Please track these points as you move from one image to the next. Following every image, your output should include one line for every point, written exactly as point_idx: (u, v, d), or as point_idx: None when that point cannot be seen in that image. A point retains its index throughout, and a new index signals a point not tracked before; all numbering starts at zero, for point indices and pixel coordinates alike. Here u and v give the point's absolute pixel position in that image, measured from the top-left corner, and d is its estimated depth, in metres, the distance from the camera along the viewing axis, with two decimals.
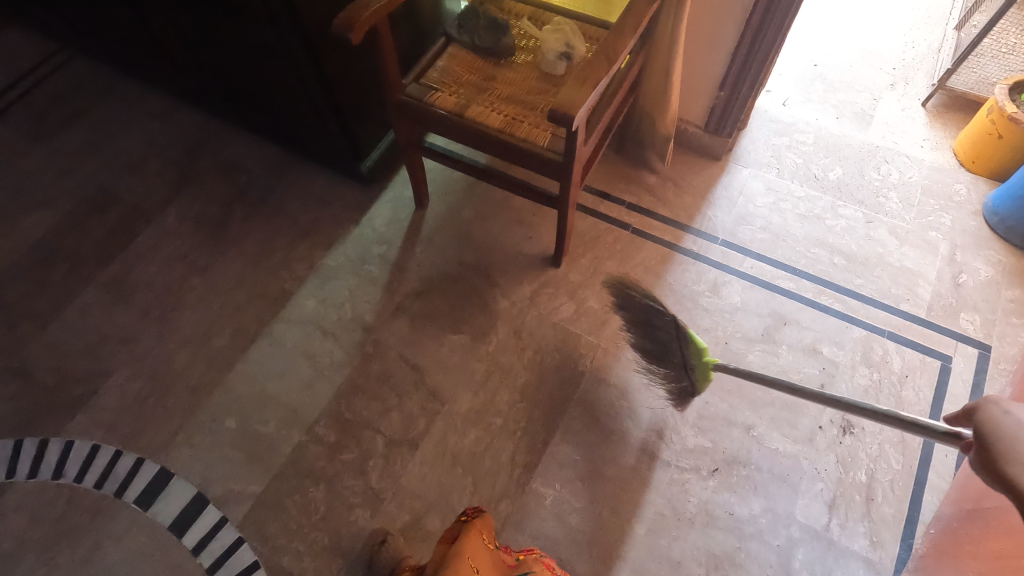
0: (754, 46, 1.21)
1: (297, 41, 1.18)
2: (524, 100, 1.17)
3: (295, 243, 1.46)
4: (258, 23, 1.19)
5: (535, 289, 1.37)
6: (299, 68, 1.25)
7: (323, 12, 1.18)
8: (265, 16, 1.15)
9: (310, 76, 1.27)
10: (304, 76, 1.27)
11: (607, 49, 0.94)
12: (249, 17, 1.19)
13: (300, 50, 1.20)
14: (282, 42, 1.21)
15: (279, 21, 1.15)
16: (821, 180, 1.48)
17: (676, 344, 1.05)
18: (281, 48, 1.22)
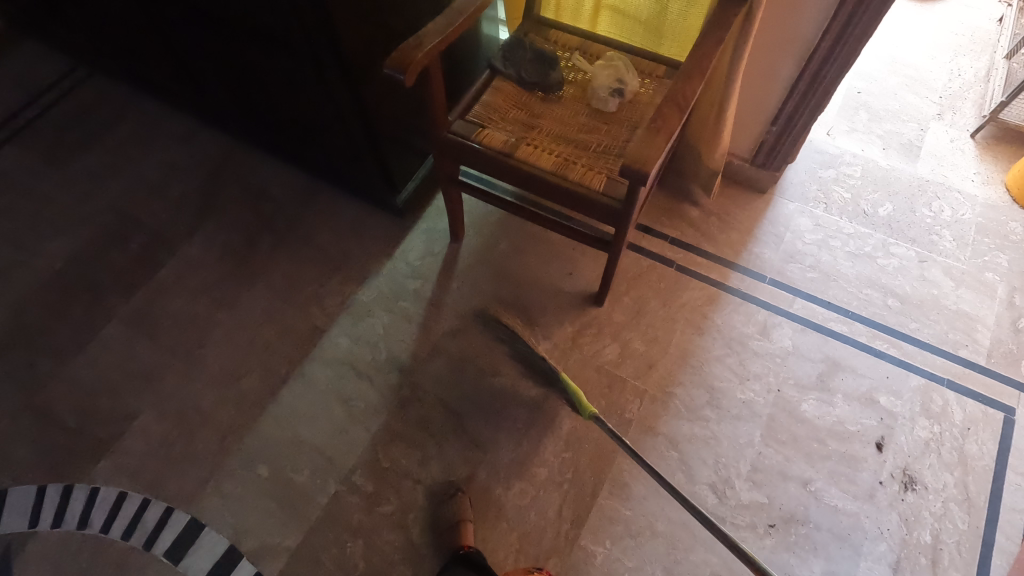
0: (814, 83, 1.15)
1: (339, 73, 1.12)
2: (576, 138, 1.12)
3: (325, 276, 1.40)
4: (298, 53, 1.13)
5: (577, 330, 1.32)
6: (338, 100, 1.20)
7: (366, 42, 1.12)
8: (306, 47, 1.10)
9: (348, 107, 1.21)
10: (342, 106, 1.22)
11: (677, 96, 0.88)
12: (287, 48, 1.14)
13: (340, 81, 1.15)
14: (321, 73, 1.15)
15: (321, 52, 1.09)
16: (871, 216, 1.43)
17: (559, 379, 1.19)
18: (321, 79, 1.16)
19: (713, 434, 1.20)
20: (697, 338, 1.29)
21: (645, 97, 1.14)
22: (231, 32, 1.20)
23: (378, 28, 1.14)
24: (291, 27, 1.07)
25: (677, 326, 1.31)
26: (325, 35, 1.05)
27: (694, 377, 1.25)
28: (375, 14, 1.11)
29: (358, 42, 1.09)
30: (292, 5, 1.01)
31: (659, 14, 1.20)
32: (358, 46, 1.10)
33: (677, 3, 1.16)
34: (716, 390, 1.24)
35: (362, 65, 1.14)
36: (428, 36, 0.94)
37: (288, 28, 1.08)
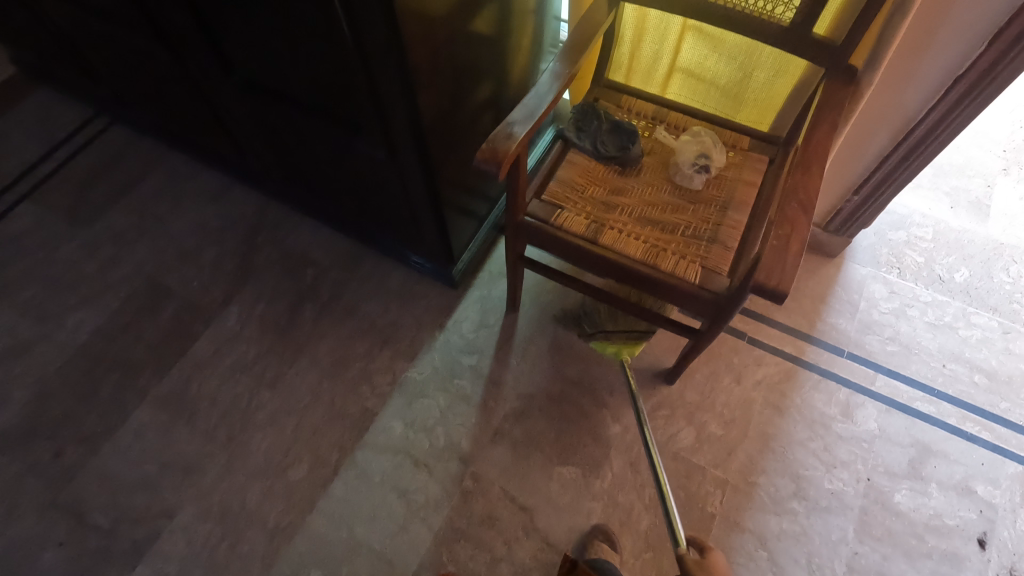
0: (910, 158, 1.09)
1: (412, 151, 1.04)
2: (662, 219, 1.04)
3: (374, 350, 1.32)
4: (365, 129, 1.05)
5: (649, 412, 1.23)
6: (403, 175, 1.12)
7: (437, 117, 1.05)
8: (376, 125, 1.02)
9: (413, 184, 1.13)
10: (406, 182, 1.14)
11: (798, 194, 0.81)
12: (353, 124, 1.06)
13: (410, 158, 1.06)
14: (387, 151, 1.08)
15: (393, 131, 1.01)
16: (947, 282, 1.37)
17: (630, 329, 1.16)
18: (387, 155, 1.09)
19: (804, 529, 1.12)
20: (778, 421, 1.21)
21: (731, 173, 1.07)
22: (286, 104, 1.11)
23: (448, 99, 1.06)
24: (362, 106, 1.00)
25: (756, 405, 1.23)
26: (401, 114, 0.97)
27: (778, 465, 1.17)
28: (446, 86, 1.04)
29: (431, 117, 1.02)
30: (370, 84, 0.93)
31: (740, 83, 1.13)
32: (432, 120, 1.02)
33: (763, 71, 1.09)
34: (803, 480, 1.16)
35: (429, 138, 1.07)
36: (518, 124, 0.87)
37: (358, 105, 1.00)
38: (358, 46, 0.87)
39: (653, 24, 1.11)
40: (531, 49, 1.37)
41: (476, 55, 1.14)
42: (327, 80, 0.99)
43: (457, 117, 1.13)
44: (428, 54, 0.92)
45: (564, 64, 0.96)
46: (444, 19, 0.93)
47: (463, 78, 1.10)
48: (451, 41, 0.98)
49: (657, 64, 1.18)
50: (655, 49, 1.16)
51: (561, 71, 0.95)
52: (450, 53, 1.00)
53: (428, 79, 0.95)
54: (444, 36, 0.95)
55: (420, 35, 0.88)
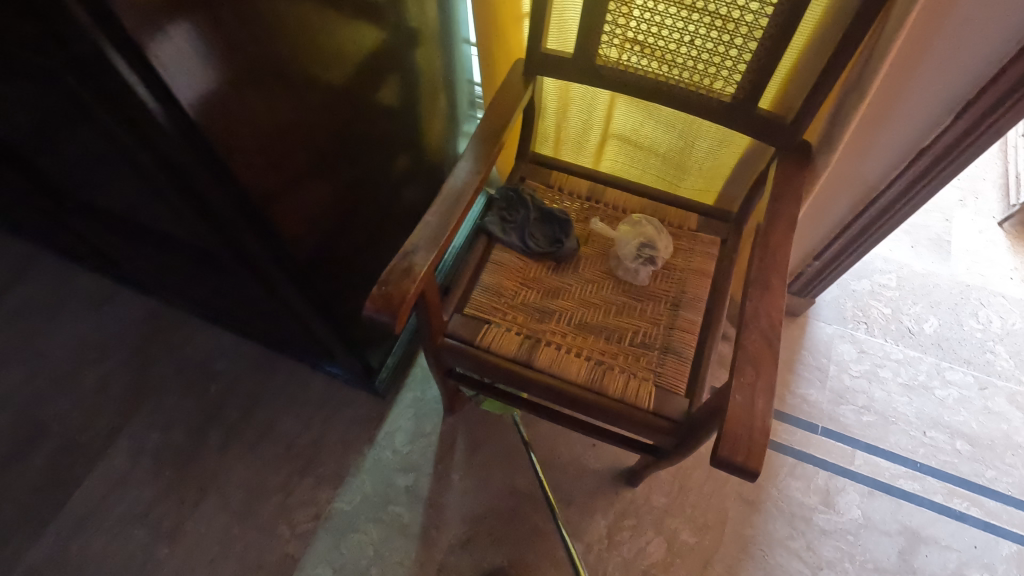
0: (874, 225, 0.97)
1: (292, 283, 0.86)
2: (605, 326, 0.89)
3: (293, 479, 1.13)
4: (223, 257, 0.85)
5: (613, 523, 1.09)
6: (286, 298, 0.92)
7: (318, 229, 0.87)
8: (232, 254, 0.82)
9: (300, 306, 0.94)
10: (292, 305, 0.94)
11: (760, 322, 0.67)
12: (208, 250, 0.86)
13: (292, 288, 0.88)
14: (257, 279, 0.88)
15: (256, 260, 0.81)
16: (917, 335, 1.27)
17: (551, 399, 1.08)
18: (260, 282, 0.89)
19: None
20: (754, 519, 1.09)
21: (680, 262, 0.94)
22: (142, 228, 0.92)
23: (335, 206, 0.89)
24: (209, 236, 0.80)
25: (729, 504, 1.10)
26: (266, 245, 0.78)
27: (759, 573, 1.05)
28: (326, 196, 0.87)
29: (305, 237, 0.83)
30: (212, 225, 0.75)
31: (681, 152, 1.00)
32: (306, 241, 0.85)
33: (706, 141, 0.96)
34: None
35: (315, 252, 0.90)
36: (419, 252, 0.70)
37: (211, 242, 0.81)
38: (186, 189, 0.68)
39: (579, 92, 0.97)
40: (447, 116, 1.21)
41: (370, 142, 0.97)
42: (161, 207, 0.79)
43: (348, 220, 0.97)
44: (286, 176, 0.75)
45: (473, 162, 0.80)
46: (304, 130, 0.76)
47: (353, 174, 0.94)
48: (321, 150, 0.81)
49: (587, 133, 1.04)
50: (584, 118, 1.01)
51: (469, 171, 0.79)
52: (324, 161, 0.83)
53: (292, 204, 0.78)
54: (308, 147, 0.78)
55: (268, 161, 0.70)
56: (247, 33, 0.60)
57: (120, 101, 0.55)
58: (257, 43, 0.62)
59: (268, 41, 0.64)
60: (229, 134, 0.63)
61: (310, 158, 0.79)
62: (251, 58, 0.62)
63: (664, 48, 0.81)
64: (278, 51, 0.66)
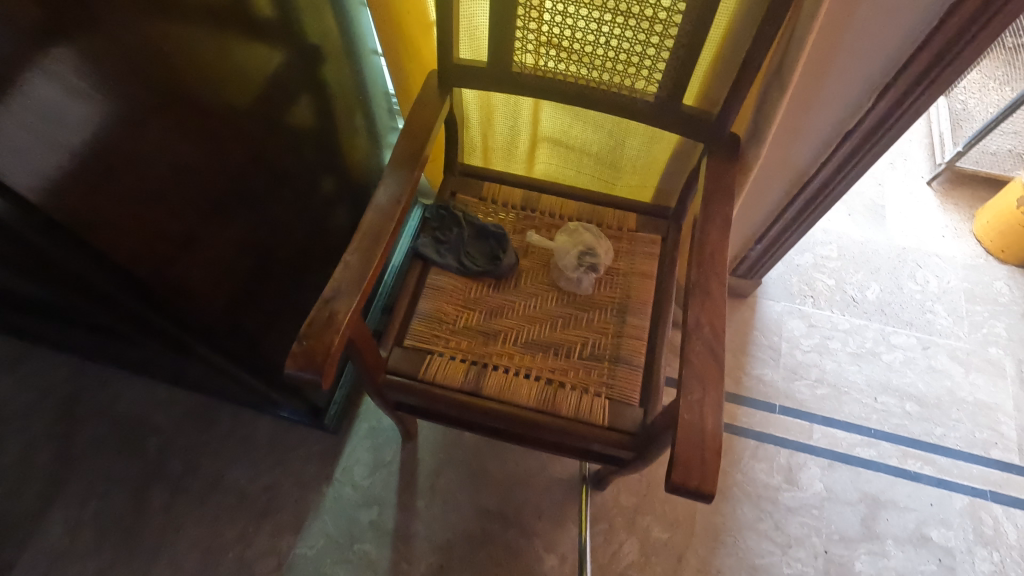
0: (809, 208, 0.97)
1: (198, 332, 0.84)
2: (553, 342, 0.86)
3: (249, 531, 1.07)
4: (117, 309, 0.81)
5: (586, 530, 1.08)
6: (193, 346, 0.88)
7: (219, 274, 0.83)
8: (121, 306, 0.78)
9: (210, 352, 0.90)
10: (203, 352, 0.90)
11: (704, 333, 0.65)
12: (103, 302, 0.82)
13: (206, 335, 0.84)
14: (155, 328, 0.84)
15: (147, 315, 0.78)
16: (862, 304, 1.30)
17: None
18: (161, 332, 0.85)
19: None
20: (723, 507, 1.09)
21: (623, 266, 0.91)
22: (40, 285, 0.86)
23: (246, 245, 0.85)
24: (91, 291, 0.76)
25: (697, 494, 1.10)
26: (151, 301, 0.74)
27: (733, 560, 1.05)
28: (228, 242, 0.83)
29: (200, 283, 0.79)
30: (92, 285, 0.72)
31: (613, 150, 0.97)
32: (207, 290, 0.81)
33: (636, 138, 0.93)
34: (761, 571, 1.05)
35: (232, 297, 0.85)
36: (340, 298, 0.66)
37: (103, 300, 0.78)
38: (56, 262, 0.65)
39: (501, 99, 0.93)
40: (369, 131, 1.16)
41: (279, 172, 0.92)
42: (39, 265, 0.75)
43: (262, 255, 0.93)
44: (173, 235, 0.71)
45: (393, 189, 0.75)
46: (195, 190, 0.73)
47: (259, 208, 0.89)
48: (217, 203, 0.78)
49: (516, 139, 1.00)
50: (511, 125, 0.97)
51: (390, 200, 0.74)
52: (223, 211, 0.80)
53: (184, 262, 0.75)
54: (201, 201, 0.74)
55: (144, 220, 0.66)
56: (106, 105, 0.58)
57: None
58: (121, 110, 0.59)
59: (135, 103, 0.61)
60: (90, 207, 0.59)
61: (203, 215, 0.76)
62: (113, 128, 0.59)
63: (581, 51, 0.77)
64: (150, 115, 0.63)
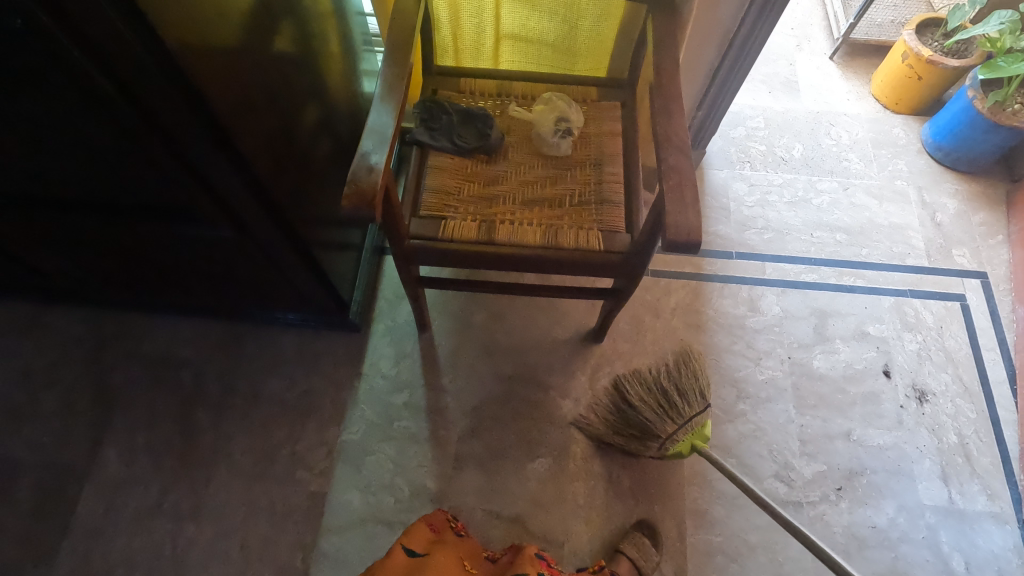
0: (737, 65, 1.15)
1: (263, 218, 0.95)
2: (546, 197, 1.00)
3: (295, 430, 1.18)
4: (189, 201, 0.90)
5: (592, 375, 1.25)
6: (256, 233, 0.98)
7: (270, 159, 0.93)
8: (197, 188, 0.87)
9: (270, 238, 0.99)
10: (261, 240, 1.00)
11: (673, 138, 0.81)
12: (172, 199, 0.90)
13: (263, 217, 0.94)
14: (226, 213, 0.93)
15: (221, 188, 0.87)
16: (790, 161, 1.51)
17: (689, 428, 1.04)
18: (228, 217, 0.94)
19: (756, 425, 1.21)
20: (702, 337, 1.29)
21: (593, 129, 1.06)
22: (93, 208, 0.95)
23: (273, 144, 0.94)
24: (173, 175, 0.85)
25: (680, 332, 1.29)
26: (229, 167, 0.83)
27: (717, 377, 1.25)
28: (267, 128, 0.92)
29: (261, 159, 0.89)
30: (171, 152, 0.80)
31: (568, 35, 1.11)
32: (265, 165, 0.91)
33: (587, 19, 1.08)
34: (741, 381, 1.25)
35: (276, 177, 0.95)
36: (374, 152, 0.77)
37: (177, 191, 0.88)
38: (155, 131, 0.76)
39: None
40: (344, 54, 1.23)
41: (284, 82, 0.99)
42: (120, 162, 0.83)
43: (289, 160, 1.02)
44: (236, 98, 0.81)
45: (394, 69, 0.87)
46: (247, 74, 0.84)
47: (276, 115, 0.97)
48: (260, 96, 0.89)
49: (482, 37, 1.12)
50: (476, 22, 1.09)
51: (395, 77, 0.86)
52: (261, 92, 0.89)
53: (252, 141, 0.86)
54: (248, 71, 0.84)
55: (217, 74, 0.76)
56: None
57: (84, 32, 0.62)
58: None
59: None
60: (186, 48, 0.69)
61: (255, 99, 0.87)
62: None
63: None
64: None
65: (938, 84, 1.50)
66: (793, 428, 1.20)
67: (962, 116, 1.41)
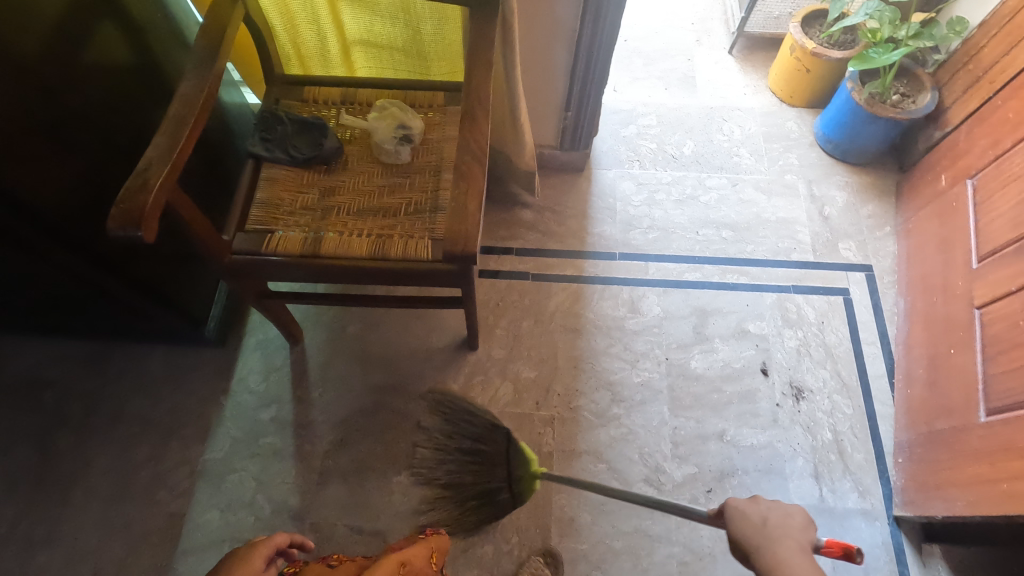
0: (591, 63, 1.16)
1: (63, 248, 0.94)
2: (381, 206, 0.98)
3: (158, 450, 1.16)
4: None
5: (465, 383, 1.23)
6: (57, 258, 0.96)
7: (63, 182, 0.91)
8: None
9: (76, 262, 0.97)
10: (69, 265, 0.98)
11: (470, 145, 0.80)
12: None
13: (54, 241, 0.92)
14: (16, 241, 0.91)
15: None
16: (680, 158, 1.49)
17: (504, 464, 0.98)
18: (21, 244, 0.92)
19: (628, 428, 1.19)
20: (579, 341, 1.27)
21: (435, 135, 1.04)
22: None
23: (71, 165, 0.92)
24: None
25: (557, 336, 1.28)
26: None
27: (591, 381, 1.23)
28: (62, 152, 0.91)
29: (42, 182, 0.88)
30: None
31: (414, 40, 1.09)
32: (49, 188, 0.89)
33: (428, 23, 1.05)
34: (615, 384, 1.23)
35: (71, 200, 0.93)
36: (152, 169, 0.75)
37: None
38: None
39: (298, 5, 1.02)
40: None
41: (109, 111, 0.99)
42: None
43: (106, 192, 1.01)
44: None
45: (195, 82, 0.85)
46: (19, 108, 0.84)
47: (90, 144, 0.96)
48: (53, 130, 0.89)
49: (326, 43, 1.10)
50: (316, 29, 1.07)
51: (194, 91, 0.84)
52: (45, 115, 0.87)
53: (26, 174, 0.85)
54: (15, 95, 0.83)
55: None
56: None
57: None
58: None
59: None
60: None
61: (43, 134, 0.87)
62: None
63: None
64: None
65: (827, 77, 1.48)
66: (665, 431, 1.19)
67: (846, 109, 1.39)
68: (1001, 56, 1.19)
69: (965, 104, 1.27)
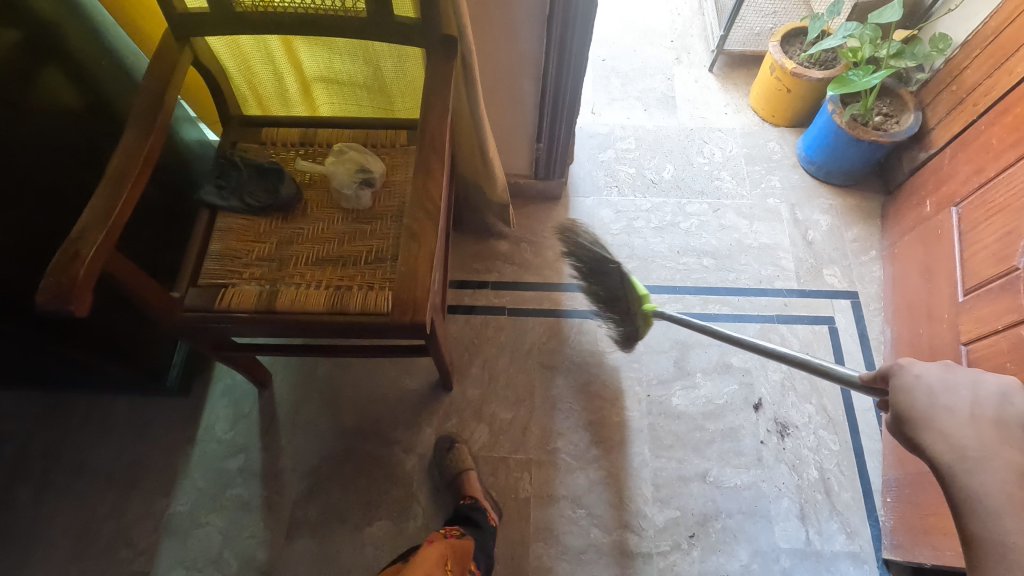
0: (559, 96, 1.13)
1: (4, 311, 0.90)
2: (341, 254, 0.94)
3: (121, 505, 1.12)
4: None
5: (438, 427, 1.19)
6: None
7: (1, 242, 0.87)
8: None
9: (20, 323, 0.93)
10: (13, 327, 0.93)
11: (425, 200, 0.76)
12: None
13: None
14: None
15: None
16: (660, 183, 1.46)
17: (621, 294, 1.08)
18: None
19: (608, 471, 1.15)
20: (556, 379, 1.24)
21: (398, 177, 1.01)
22: None
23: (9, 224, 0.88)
24: None
25: (533, 374, 1.24)
26: None
27: (570, 421, 1.20)
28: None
29: None
30: None
31: (375, 78, 1.05)
32: None
33: (388, 61, 1.01)
34: (594, 424, 1.19)
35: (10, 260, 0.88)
36: (86, 236, 0.71)
37: None
38: None
39: (251, 45, 0.99)
40: None
41: (52, 164, 0.94)
42: None
43: (53, 247, 0.96)
44: None
45: (136, 135, 0.81)
46: None
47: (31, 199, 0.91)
48: None
49: (283, 82, 1.06)
50: (272, 69, 1.03)
51: (135, 146, 0.80)
52: None
53: None
54: None
55: None
56: None
57: None
58: None
59: None
60: None
61: None
62: None
63: None
64: None
65: (808, 96, 1.44)
66: (646, 473, 1.15)
67: (827, 132, 1.36)
68: (984, 78, 1.16)
69: (949, 126, 1.23)
